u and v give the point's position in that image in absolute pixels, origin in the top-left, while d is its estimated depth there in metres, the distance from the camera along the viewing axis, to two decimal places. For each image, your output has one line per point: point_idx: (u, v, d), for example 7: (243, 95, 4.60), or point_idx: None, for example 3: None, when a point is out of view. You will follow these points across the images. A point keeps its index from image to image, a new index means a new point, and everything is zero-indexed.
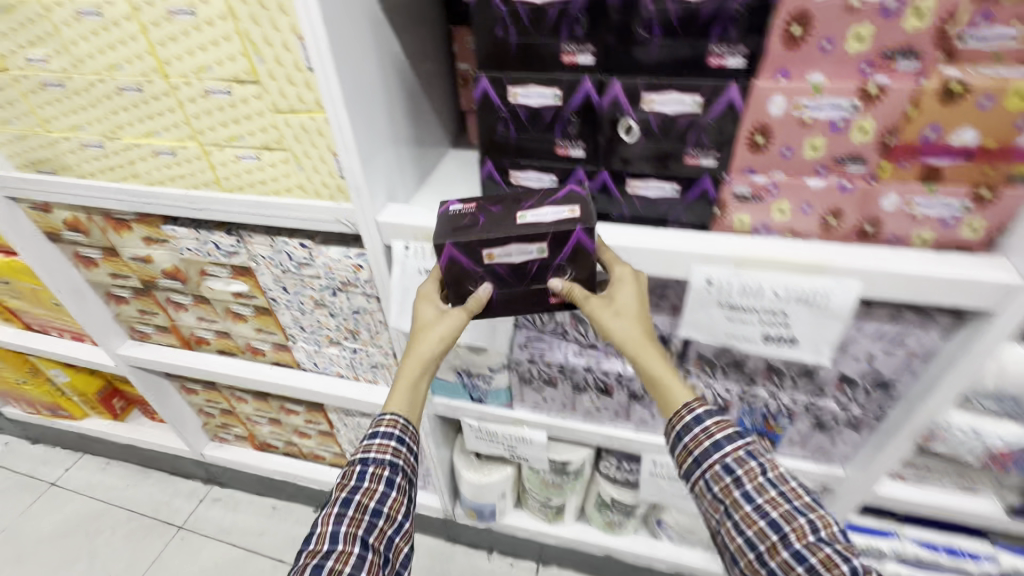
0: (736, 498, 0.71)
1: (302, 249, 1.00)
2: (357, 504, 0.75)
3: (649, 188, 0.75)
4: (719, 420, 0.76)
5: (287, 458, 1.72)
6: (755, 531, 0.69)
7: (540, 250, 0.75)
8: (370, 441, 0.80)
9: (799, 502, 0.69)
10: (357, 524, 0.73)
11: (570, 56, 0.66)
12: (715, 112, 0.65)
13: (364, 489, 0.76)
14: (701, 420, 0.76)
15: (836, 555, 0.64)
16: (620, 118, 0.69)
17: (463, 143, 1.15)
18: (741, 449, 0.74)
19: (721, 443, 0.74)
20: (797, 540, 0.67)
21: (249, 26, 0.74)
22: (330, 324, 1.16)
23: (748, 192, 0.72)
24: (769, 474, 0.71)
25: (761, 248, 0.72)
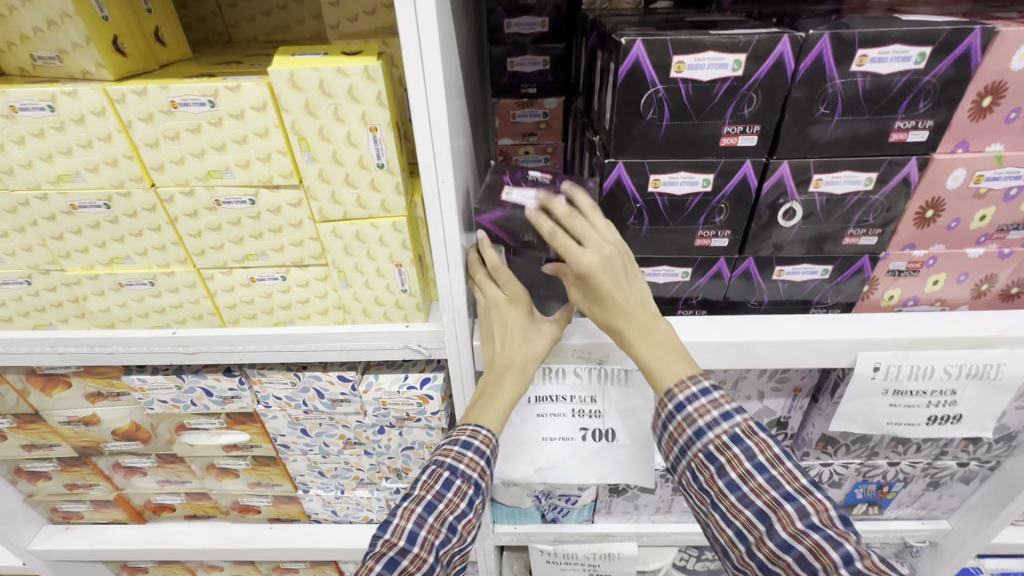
0: (746, 517, 0.52)
1: (340, 384, 0.77)
2: (436, 512, 0.57)
3: (797, 272, 0.66)
4: (719, 428, 0.57)
5: None
6: (769, 557, 0.50)
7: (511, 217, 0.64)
8: (459, 450, 0.61)
9: (817, 517, 0.49)
10: (434, 533, 0.56)
11: (731, 138, 0.56)
12: (887, 188, 0.59)
13: (446, 499, 0.58)
14: (703, 433, 0.57)
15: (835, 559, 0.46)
16: (782, 202, 0.60)
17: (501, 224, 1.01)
18: (744, 460, 0.54)
19: (716, 456, 0.55)
20: (784, 528, 0.50)
21: (299, 118, 0.55)
22: (362, 464, 0.91)
23: (904, 267, 0.66)
24: (786, 486, 0.52)
25: (927, 325, 0.65)
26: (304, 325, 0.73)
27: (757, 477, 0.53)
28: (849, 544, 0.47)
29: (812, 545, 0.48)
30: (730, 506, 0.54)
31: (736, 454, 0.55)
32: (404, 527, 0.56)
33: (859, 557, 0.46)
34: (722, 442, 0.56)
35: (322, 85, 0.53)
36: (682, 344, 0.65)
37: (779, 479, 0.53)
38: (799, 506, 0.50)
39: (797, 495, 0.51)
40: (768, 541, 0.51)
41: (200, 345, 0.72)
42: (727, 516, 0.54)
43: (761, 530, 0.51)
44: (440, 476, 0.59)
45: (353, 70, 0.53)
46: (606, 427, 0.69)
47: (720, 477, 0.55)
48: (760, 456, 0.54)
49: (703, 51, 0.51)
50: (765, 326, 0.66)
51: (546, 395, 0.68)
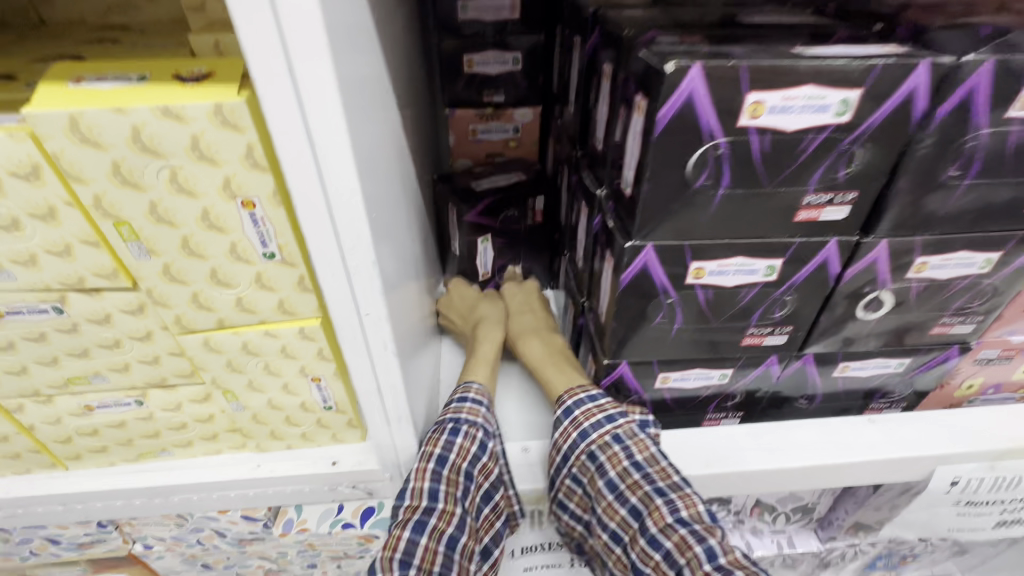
0: (619, 517, 0.41)
1: (247, 523, 0.55)
2: (450, 464, 0.42)
3: (864, 368, 0.49)
4: (603, 429, 0.45)
5: None
6: (642, 560, 0.39)
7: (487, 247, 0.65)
8: (454, 405, 0.48)
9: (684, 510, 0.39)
10: (456, 488, 0.42)
11: (812, 210, 0.37)
12: (1008, 270, 0.42)
13: (456, 444, 0.44)
14: (586, 433, 0.45)
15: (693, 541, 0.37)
16: (868, 292, 0.42)
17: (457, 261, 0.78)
18: (622, 457, 0.43)
19: (596, 454, 0.43)
20: (652, 525, 0.39)
21: (110, 191, 0.31)
22: None
23: (995, 355, 0.50)
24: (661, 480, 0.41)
25: (1021, 428, 0.51)
26: (182, 456, 0.51)
27: (635, 474, 0.42)
28: (713, 537, 0.37)
29: (679, 541, 0.38)
30: (605, 505, 0.42)
31: (616, 451, 0.43)
32: (422, 486, 0.41)
33: (725, 554, 0.36)
34: (607, 437, 0.44)
35: (139, 138, 0.30)
36: (720, 476, 0.48)
37: (656, 475, 0.41)
38: (666, 500, 0.40)
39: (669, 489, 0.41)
40: (639, 540, 0.40)
41: (19, 504, 0.49)
42: (602, 519, 0.42)
43: (634, 530, 0.40)
44: (444, 427, 0.45)
45: (194, 112, 0.29)
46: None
47: (595, 478, 0.43)
48: (639, 454, 0.43)
49: (798, 85, 0.31)
50: (820, 440, 0.50)
51: (531, 546, 0.52)
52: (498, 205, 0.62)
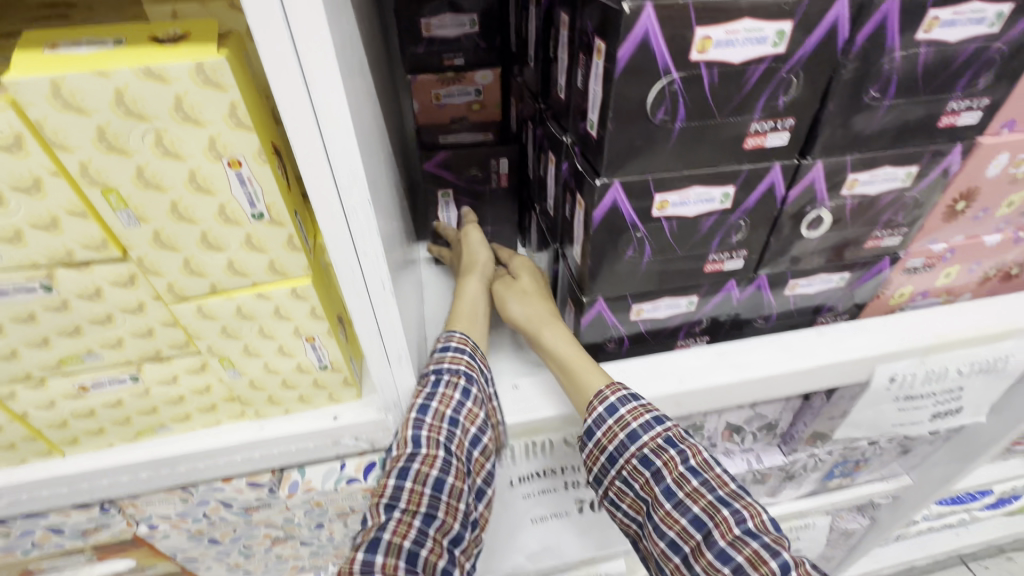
0: (682, 529, 0.45)
1: (253, 490, 0.57)
2: (432, 411, 0.46)
3: (811, 284, 0.55)
4: (653, 431, 0.48)
5: None
6: (704, 573, 0.42)
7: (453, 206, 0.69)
8: (438, 354, 0.50)
9: (752, 521, 0.42)
10: (438, 431, 0.45)
11: (757, 138, 0.41)
12: (926, 182, 0.48)
13: (439, 394, 0.47)
14: (636, 435, 0.48)
15: (765, 551, 0.40)
16: (809, 211, 0.47)
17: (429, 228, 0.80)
18: (678, 463, 0.46)
19: (648, 458, 0.48)
20: (721, 537, 0.43)
21: (96, 157, 0.32)
22: (303, 554, 0.73)
23: (921, 264, 0.57)
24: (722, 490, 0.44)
25: (945, 325, 0.58)
26: (182, 430, 0.52)
27: (694, 481, 0.45)
28: (785, 550, 0.40)
29: (751, 556, 0.40)
30: (663, 514, 0.46)
31: (673, 458, 0.47)
32: (405, 433, 0.45)
33: (803, 569, 0.40)
34: (658, 443, 0.48)
35: (123, 100, 0.30)
36: (693, 391, 0.53)
37: (714, 483, 0.45)
38: (734, 511, 0.43)
39: (729, 500, 0.44)
40: (706, 550, 0.43)
41: (23, 492, 0.49)
42: (660, 527, 0.46)
43: (698, 541, 0.43)
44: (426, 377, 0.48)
45: (177, 71, 0.30)
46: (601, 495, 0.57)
47: (656, 483, 0.46)
48: (692, 459, 0.47)
49: (738, 19, 0.34)
50: (778, 353, 0.56)
51: (527, 474, 0.55)
52: (459, 159, 0.66)
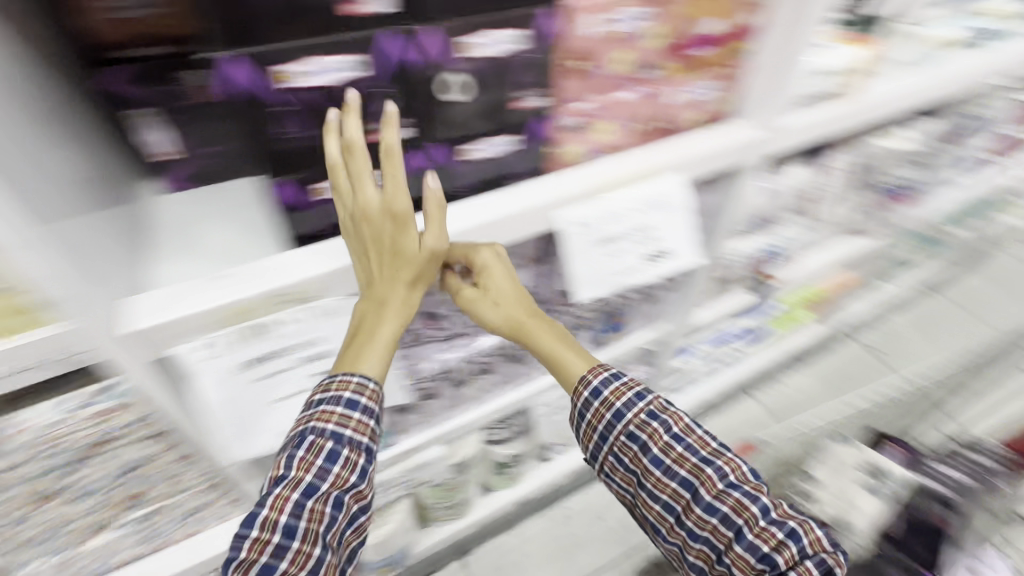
0: (672, 489, 0.86)
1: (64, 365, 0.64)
2: (317, 493, 0.69)
3: (488, 147, 0.83)
4: (636, 407, 0.90)
5: None
6: (697, 520, 0.84)
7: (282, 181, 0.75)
8: (343, 408, 0.72)
9: (687, 439, 0.87)
10: (318, 517, 0.69)
11: (362, 5, 0.63)
12: (539, 39, 0.73)
13: (332, 475, 0.71)
14: (616, 412, 0.90)
15: (745, 498, 0.82)
16: (449, 75, 0.72)
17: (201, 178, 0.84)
18: (642, 413, 0.90)
19: (638, 436, 0.89)
20: (653, 444, 0.88)
21: None
22: (150, 476, 0.88)
23: (577, 123, 0.89)
24: (700, 455, 0.86)
25: (607, 172, 0.92)
26: None
27: (677, 450, 0.87)
28: (763, 497, 0.82)
29: (733, 506, 0.81)
30: (655, 480, 0.87)
31: (658, 429, 0.89)
32: (302, 483, 0.69)
33: (774, 510, 0.82)
34: (639, 410, 0.90)
35: None
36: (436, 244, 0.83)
37: (675, 426, 0.89)
38: (659, 422, 0.89)
39: (683, 439, 0.87)
40: (702, 498, 0.84)
41: None
42: (656, 490, 0.88)
43: (689, 498, 0.85)
44: (323, 451, 0.70)
45: None
46: (330, 350, 0.83)
47: (644, 455, 0.88)
48: (653, 406, 0.91)
49: None
50: (483, 209, 0.87)
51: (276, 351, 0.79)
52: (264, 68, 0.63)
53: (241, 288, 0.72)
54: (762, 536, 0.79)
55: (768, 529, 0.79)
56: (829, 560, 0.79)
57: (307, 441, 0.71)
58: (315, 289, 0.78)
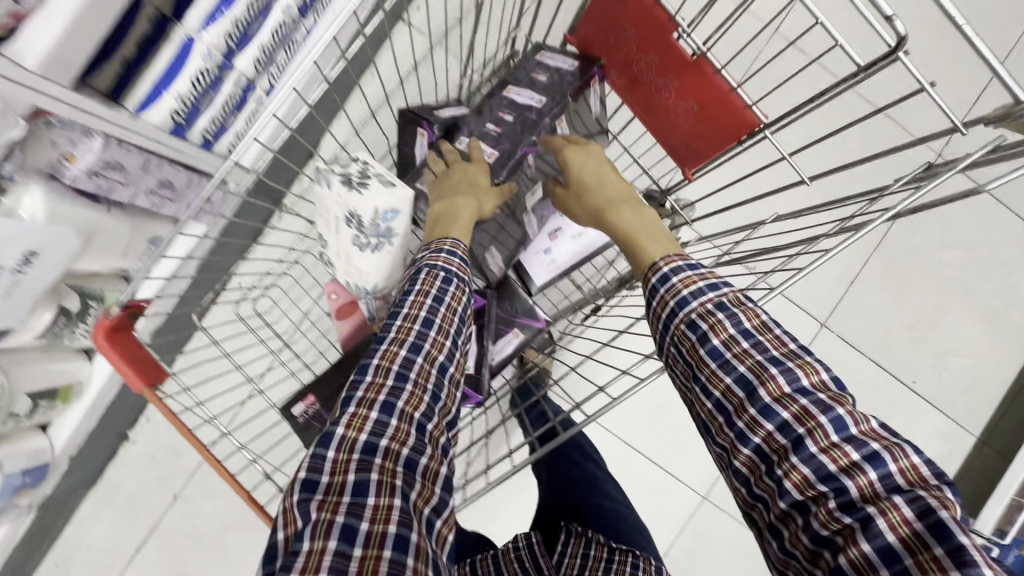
0: (725, 388, 0.51)
1: None
2: (445, 302, 0.62)
3: None
4: (708, 295, 0.55)
5: None
6: (749, 427, 0.49)
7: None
8: (446, 254, 0.66)
9: (805, 382, 0.49)
10: (440, 345, 0.59)
11: None
12: None
13: (451, 290, 0.63)
14: (684, 300, 0.55)
15: (816, 406, 0.47)
16: None
17: None
18: (728, 325, 0.53)
19: (698, 324, 0.54)
20: (767, 393, 0.49)
21: None
22: None
23: None
24: (773, 353, 0.51)
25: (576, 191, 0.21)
26: None
27: (742, 342, 0.52)
28: (840, 407, 0.46)
29: (797, 412, 0.47)
30: (709, 374, 0.52)
31: (720, 319, 0.53)
32: (416, 315, 0.60)
33: (854, 424, 0.46)
34: (710, 305, 0.54)
35: None
36: None
37: (767, 345, 0.51)
38: (785, 368, 0.49)
39: (753, 334, 0.52)
40: (750, 408, 0.49)
41: None
42: (708, 390, 0.52)
43: (742, 399, 0.50)
44: (439, 273, 0.63)
45: None
46: None
47: (700, 345, 0.53)
48: (746, 322, 0.53)
49: None
50: None
51: None
52: None
53: None
54: (832, 458, 0.44)
55: (839, 449, 0.45)
56: (937, 500, 0.40)
57: (415, 281, 0.63)
58: None
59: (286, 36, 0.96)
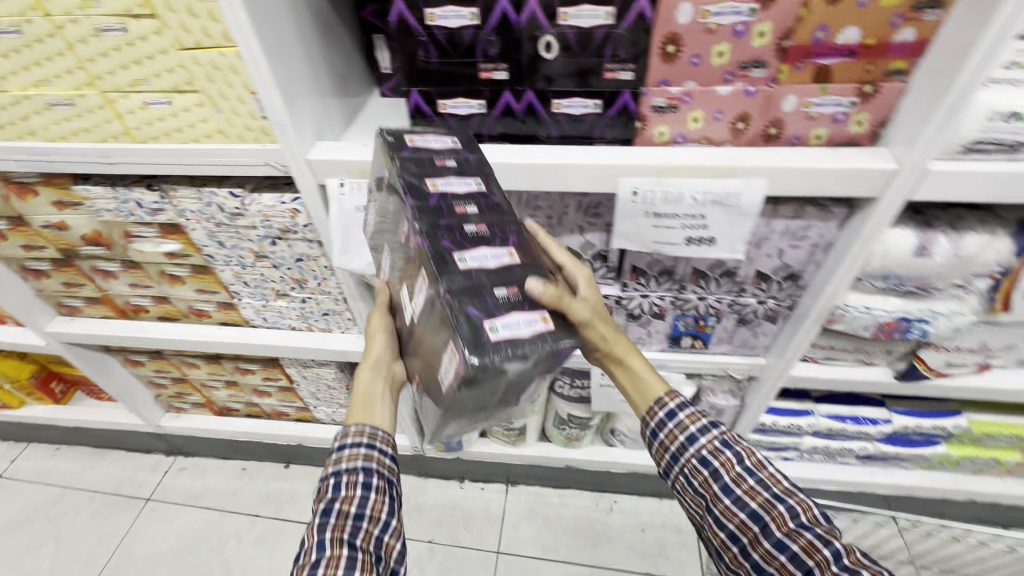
0: (740, 521, 0.70)
1: (607, 171, 0.70)
2: (334, 513, 0.67)
3: None
4: (709, 436, 0.76)
5: (115, 334, 1.21)
6: (765, 555, 0.68)
7: (473, 15, 0.62)
8: (336, 454, 0.71)
9: (803, 516, 0.68)
10: (336, 565, 0.63)
11: None
12: None
13: (342, 496, 0.69)
14: (694, 437, 0.77)
15: (818, 541, 0.64)
16: None
17: (746, 114, 0.68)
18: (734, 464, 0.74)
19: (709, 459, 0.75)
20: (777, 529, 0.68)
21: None
22: None
23: None
24: (773, 488, 0.70)
25: None
26: None
27: (747, 480, 0.72)
28: (835, 540, 0.64)
29: (802, 545, 0.65)
30: (723, 508, 0.72)
31: (727, 459, 0.74)
32: (315, 542, 0.65)
33: (847, 556, 0.63)
34: (714, 446, 0.76)
35: None
36: None
37: (767, 482, 0.71)
38: (788, 506, 0.69)
39: (771, 484, 0.71)
40: (764, 538, 0.68)
41: None
42: (723, 519, 0.72)
43: (756, 531, 0.69)
44: (328, 484, 0.69)
45: None
46: (705, 240, 0.75)
47: (716, 478, 0.74)
48: (747, 462, 0.73)
49: None
50: None
51: (668, 228, 0.74)
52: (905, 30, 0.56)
53: (610, 158, 0.70)
54: None
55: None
56: None
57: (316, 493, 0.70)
58: (734, 188, 0.69)
59: (841, 451, 1.27)
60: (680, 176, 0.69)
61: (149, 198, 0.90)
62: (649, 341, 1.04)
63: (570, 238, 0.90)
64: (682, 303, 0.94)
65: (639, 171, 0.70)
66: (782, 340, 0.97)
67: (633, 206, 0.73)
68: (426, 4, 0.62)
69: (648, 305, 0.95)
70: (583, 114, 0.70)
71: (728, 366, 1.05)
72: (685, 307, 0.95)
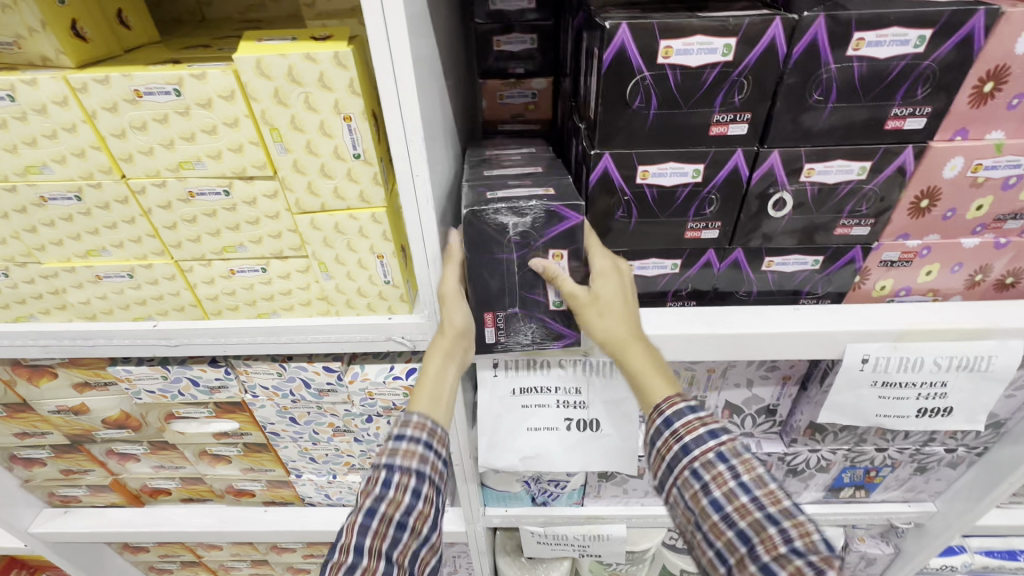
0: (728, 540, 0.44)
1: (839, 337, 0.57)
2: (379, 516, 0.48)
3: None
4: (704, 445, 0.47)
5: (122, 530, 0.93)
6: None
7: (696, 171, 0.51)
8: (393, 443, 0.51)
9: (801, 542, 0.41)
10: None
11: None
12: None
13: (389, 501, 0.48)
14: (687, 447, 0.48)
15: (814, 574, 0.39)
16: None
17: (989, 265, 0.58)
18: (727, 477, 0.45)
19: (698, 472, 0.46)
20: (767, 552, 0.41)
21: None
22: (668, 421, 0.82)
23: None
24: (770, 506, 0.43)
25: None
26: None
27: (742, 496, 0.44)
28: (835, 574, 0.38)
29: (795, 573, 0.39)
30: (711, 525, 0.45)
31: (720, 470, 0.46)
32: (350, 540, 0.47)
33: None
34: (705, 454, 0.47)
35: None
36: None
37: (765, 500, 0.44)
38: (783, 527, 0.42)
39: (758, 490, 0.44)
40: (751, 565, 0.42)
41: None
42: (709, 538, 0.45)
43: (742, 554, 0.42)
44: (379, 478, 0.49)
45: None
46: (937, 403, 0.63)
47: (703, 492, 0.46)
48: (744, 474, 0.45)
49: None
50: None
51: (896, 392, 0.62)
52: None
53: (842, 323, 0.58)
54: None
55: None
56: None
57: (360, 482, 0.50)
58: (989, 350, 0.57)
59: None
60: (927, 340, 0.57)
61: (210, 375, 0.71)
62: (804, 493, 0.89)
63: (733, 392, 0.76)
64: (858, 455, 0.80)
65: (879, 335, 0.57)
66: (961, 484, 0.84)
67: (862, 373, 0.60)
68: (640, 161, 0.50)
69: (817, 459, 0.81)
70: (798, 271, 0.59)
71: (894, 516, 0.90)
72: (860, 459, 0.81)
